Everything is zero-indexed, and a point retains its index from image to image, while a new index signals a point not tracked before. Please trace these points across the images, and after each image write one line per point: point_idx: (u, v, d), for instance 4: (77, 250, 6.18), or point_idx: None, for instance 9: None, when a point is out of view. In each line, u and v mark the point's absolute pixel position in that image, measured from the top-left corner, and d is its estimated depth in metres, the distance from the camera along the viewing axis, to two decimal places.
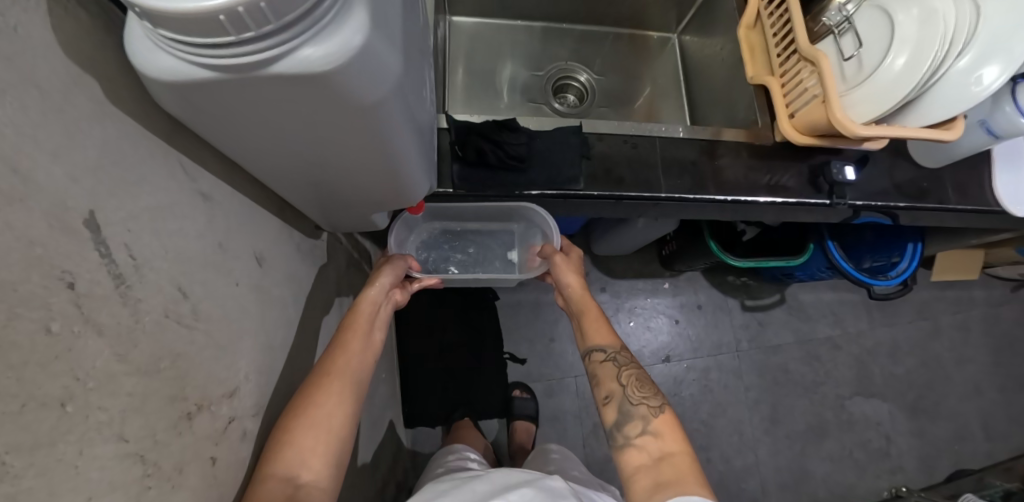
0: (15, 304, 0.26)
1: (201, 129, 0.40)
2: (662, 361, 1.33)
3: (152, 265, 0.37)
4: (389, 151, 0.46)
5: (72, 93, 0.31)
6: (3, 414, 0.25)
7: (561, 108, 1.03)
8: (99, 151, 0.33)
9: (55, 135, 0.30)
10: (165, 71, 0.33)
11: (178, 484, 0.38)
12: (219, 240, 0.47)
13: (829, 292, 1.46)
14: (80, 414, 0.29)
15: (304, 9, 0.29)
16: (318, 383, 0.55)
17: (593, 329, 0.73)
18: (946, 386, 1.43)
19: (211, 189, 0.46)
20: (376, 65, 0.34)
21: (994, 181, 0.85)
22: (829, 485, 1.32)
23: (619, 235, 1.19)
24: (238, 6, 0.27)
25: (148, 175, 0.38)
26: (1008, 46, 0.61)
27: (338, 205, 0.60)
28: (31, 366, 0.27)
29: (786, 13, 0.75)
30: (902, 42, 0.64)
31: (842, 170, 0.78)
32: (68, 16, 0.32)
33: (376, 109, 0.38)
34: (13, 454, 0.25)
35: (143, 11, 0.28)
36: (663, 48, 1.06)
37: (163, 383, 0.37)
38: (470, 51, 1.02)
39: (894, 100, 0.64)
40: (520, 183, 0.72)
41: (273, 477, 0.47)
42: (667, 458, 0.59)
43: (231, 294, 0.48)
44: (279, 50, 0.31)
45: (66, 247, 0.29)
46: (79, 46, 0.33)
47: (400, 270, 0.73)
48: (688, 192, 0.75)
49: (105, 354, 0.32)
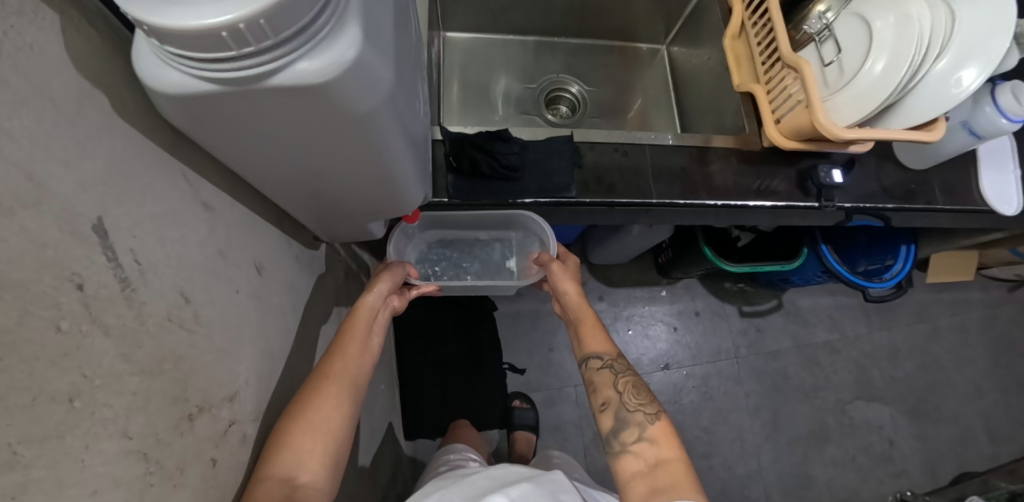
0: (28, 303, 0.27)
1: (203, 140, 0.42)
2: (661, 369, 1.34)
3: (156, 270, 0.39)
4: (383, 160, 0.47)
5: (83, 106, 0.33)
6: (15, 405, 0.26)
7: (554, 119, 1.06)
8: (107, 159, 0.35)
9: (67, 145, 0.32)
10: (169, 84, 0.34)
11: (180, 483, 0.39)
12: (220, 247, 0.48)
13: (826, 296, 1.47)
14: (86, 410, 0.31)
15: (302, 24, 0.31)
16: (317, 386, 0.56)
17: (591, 336, 0.74)
18: (946, 389, 1.43)
19: (212, 198, 0.48)
20: (371, 77, 0.36)
21: (980, 182, 0.86)
22: (833, 490, 1.31)
23: (614, 243, 1.20)
24: (240, 23, 0.29)
25: (153, 185, 0.40)
26: (984, 49, 0.63)
27: (335, 214, 0.61)
28: (42, 361, 0.28)
29: (767, 23, 0.77)
30: (881, 47, 0.66)
31: (829, 174, 0.79)
32: (80, 35, 0.35)
33: (370, 120, 0.39)
34: (24, 445, 0.27)
35: (151, 29, 0.30)
36: (653, 59, 1.09)
37: (165, 384, 0.38)
38: (465, 66, 1.05)
39: (875, 102, 0.65)
40: (514, 192, 0.74)
41: (272, 479, 0.49)
42: (663, 464, 0.59)
43: (231, 301, 0.49)
44: (277, 63, 0.33)
45: (76, 250, 0.31)
46: (90, 63, 0.35)
47: (399, 277, 0.73)
48: (678, 198, 0.77)
49: (111, 354, 0.33)
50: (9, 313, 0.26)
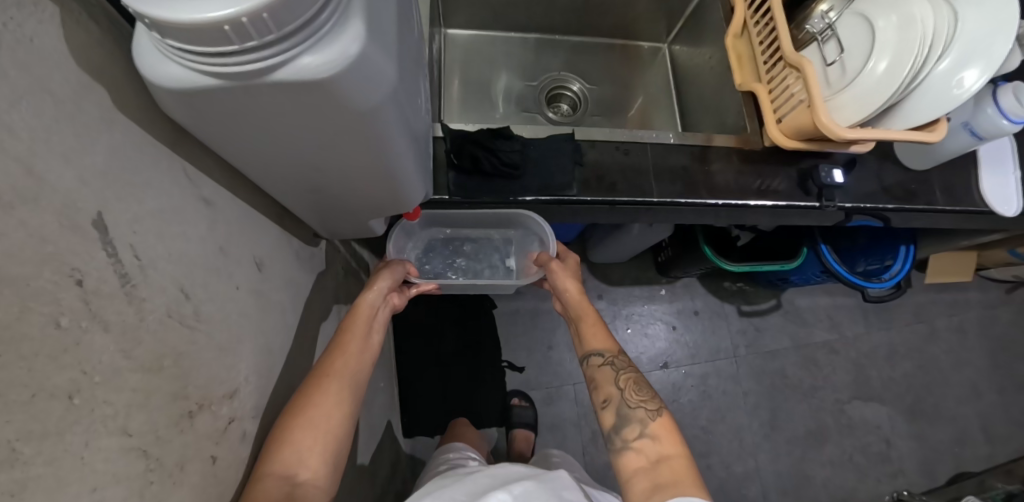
0: (28, 297, 0.27)
1: (205, 136, 0.42)
2: (660, 368, 1.34)
3: (155, 266, 0.38)
4: (386, 156, 0.47)
5: (83, 99, 0.33)
6: (14, 402, 0.26)
7: (554, 117, 1.06)
8: (107, 154, 0.35)
9: (67, 140, 0.31)
10: (171, 79, 0.34)
11: (180, 481, 0.39)
12: (220, 244, 0.48)
13: (824, 296, 1.47)
14: (86, 406, 0.30)
15: (305, 19, 0.31)
16: (316, 383, 0.56)
17: (592, 334, 0.74)
18: (944, 388, 1.44)
19: (213, 195, 0.47)
20: (374, 72, 0.36)
21: (980, 183, 0.86)
22: (830, 489, 1.31)
23: (614, 243, 1.20)
24: (242, 17, 0.28)
25: (154, 180, 0.39)
26: (986, 50, 0.63)
27: (336, 211, 0.61)
28: (41, 357, 0.28)
29: (770, 22, 0.77)
30: (883, 47, 0.66)
31: (830, 173, 0.79)
32: (80, 28, 0.34)
33: (373, 116, 0.39)
34: (23, 442, 0.26)
35: (152, 22, 0.30)
36: (654, 58, 1.09)
37: (164, 381, 0.38)
38: (465, 63, 1.04)
39: (877, 103, 0.65)
40: (515, 190, 0.74)
41: (273, 476, 0.49)
42: (665, 460, 0.59)
43: (231, 297, 0.49)
44: (280, 59, 0.32)
45: (75, 244, 0.31)
46: (89, 56, 0.35)
47: (398, 275, 0.73)
48: (679, 197, 0.76)
49: (111, 350, 0.33)
50: (8, 308, 0.26)
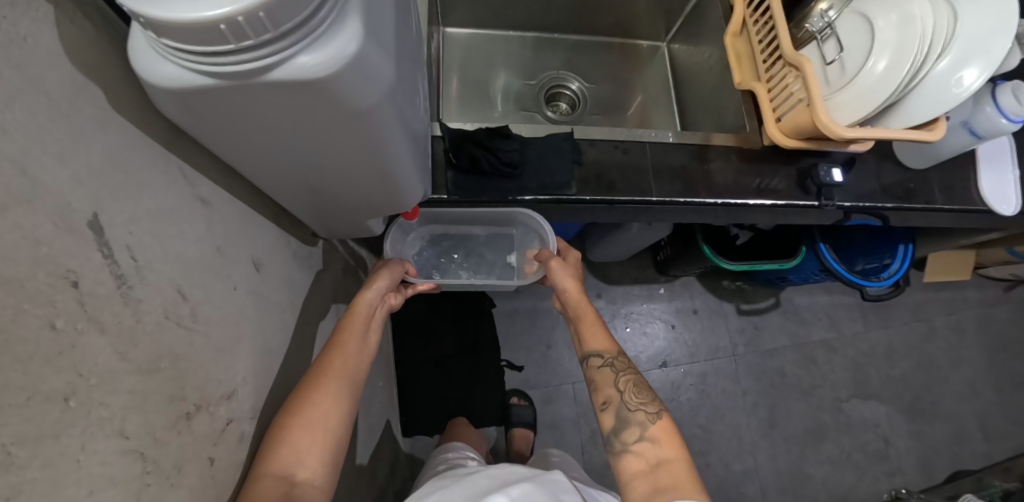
0: (22, 300, 0.27)
1: (201, 137, 0.42)
2: (659, 367, 1.34)
3: (152, 267, 0.38)
4: (384, 155, 0.46)
5: (78, 99, 0.33)
6: (10, 405, 0.26)
7: (553, 115, 1.05)
8: (103, 155, 0.34)
9: (62, 139, 0.31)
10: (166, 79, 0.34)
11: (178, 482, 0.39)
12: (218, 244, 0.48)
13: (823, 295, 1.47)
14: (82, 409, 0.30)
15: (302, 17, 0.31)
16: (315, 382, 0.56)
17: (591, 335, 0.74)
18: (943, 387, 1.44)
19: (210, 194, 0.47)
20: (371, 71, 0.36)
21: (979, 182, 0.86)
22: (829, 487, 1.32)
23: (613, 241, 1.20)
24: (237, 16, 0.28)
25: (151, 181, 0.39)
26: (985, 49, 0.63)
27: (335, 211, 0.61)
28: (36, 360, 0.28)
29: (769, 20, 0.77)
30: (882, 46, 0.65)
31: (829, 172, 0.79)
32: (75, 28, 0.34)
33: (370, 115, 0.39)
34: (19, 445, 0.26)
35: (147, 21, 0.30)
36: (653, 56, 1.09)
37: (162, 382, 0.38)
38: (464, 62, 1.04)
39: (876, 102, 0.65)
40: (513, 189, 0.73)
41: (271, 477, 0.48)
42: (665, 464, 0.59)
43: (229, 298, 0.49)
44: (276, 58, 0.32)
45: (70, 246, 0.31)
46: (85, 57, 0.34)
47: (397, 274, 0.73)
48: (678, 196, 0.76)
49: (107, 351, 0.33)
50: (2, 310, 0.26)
